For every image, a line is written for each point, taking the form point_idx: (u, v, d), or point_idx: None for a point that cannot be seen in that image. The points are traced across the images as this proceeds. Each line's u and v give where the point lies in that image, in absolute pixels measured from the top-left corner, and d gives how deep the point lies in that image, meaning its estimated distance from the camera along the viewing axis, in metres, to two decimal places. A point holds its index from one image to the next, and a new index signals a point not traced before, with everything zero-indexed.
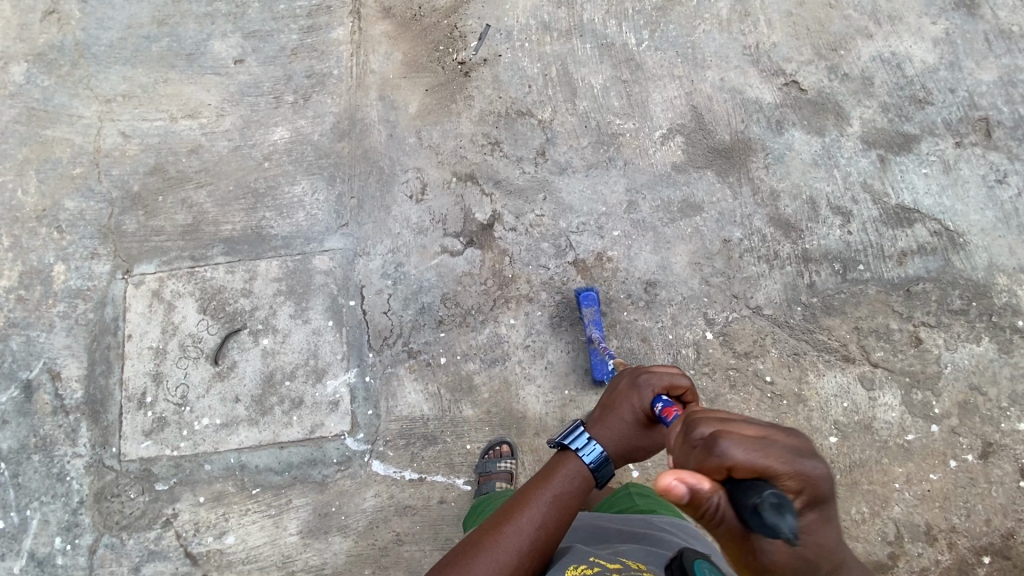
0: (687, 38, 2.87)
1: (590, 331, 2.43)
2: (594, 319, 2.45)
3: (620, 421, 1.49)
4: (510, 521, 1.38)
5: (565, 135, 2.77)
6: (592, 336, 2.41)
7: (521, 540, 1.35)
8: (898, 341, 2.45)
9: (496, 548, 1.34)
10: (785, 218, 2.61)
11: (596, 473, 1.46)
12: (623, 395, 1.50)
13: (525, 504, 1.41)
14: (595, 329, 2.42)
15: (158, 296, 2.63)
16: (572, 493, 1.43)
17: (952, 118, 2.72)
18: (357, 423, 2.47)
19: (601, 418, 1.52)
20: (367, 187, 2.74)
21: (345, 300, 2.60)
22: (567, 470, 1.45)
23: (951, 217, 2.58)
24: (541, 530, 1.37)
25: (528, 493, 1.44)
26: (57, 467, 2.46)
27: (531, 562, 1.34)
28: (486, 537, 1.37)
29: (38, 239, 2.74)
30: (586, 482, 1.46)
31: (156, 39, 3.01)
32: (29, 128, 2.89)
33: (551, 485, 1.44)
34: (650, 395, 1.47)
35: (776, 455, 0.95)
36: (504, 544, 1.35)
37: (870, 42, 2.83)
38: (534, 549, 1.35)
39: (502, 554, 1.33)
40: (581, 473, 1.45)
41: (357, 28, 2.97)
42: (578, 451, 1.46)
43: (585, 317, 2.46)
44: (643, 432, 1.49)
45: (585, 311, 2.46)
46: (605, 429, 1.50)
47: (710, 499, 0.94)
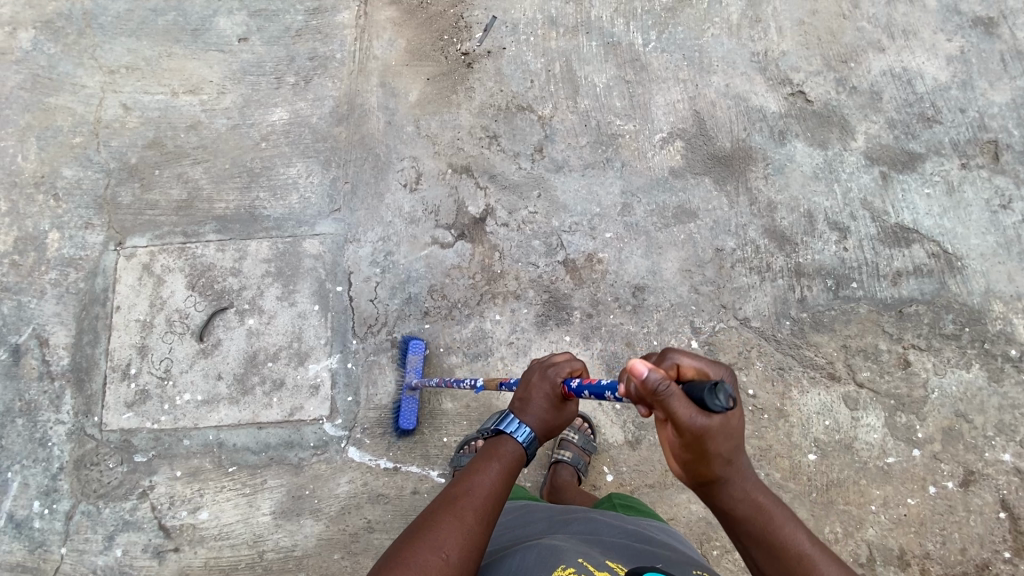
0: (695, 41, 2.83)
1: (410, 378, 2.40)
2: (416, 366, 2.42)
3: (538, 407, 1.54)
4: (462, 490, 1.37)
5: (565, 132, 2.74)
6: (410, 383, 2.39)
7: (476, 503, 1.35)
8: (885, 362, 2.41)
9: (456, 515, 1.31)
10: (781, 230, 2.57)
11: (529, 451, 1.49)
12: (536, 385, 1.56)
13: (475, 474, 1.42)
14: (414, 376, 2.41)
15: (148, 269, 2.65)
16: (515, 463, 1.47)
17: (960, 139, 2.66)
18: (337, 408, 2.47)
19: (522, 405, 1.54)
20: (362, 173, 2.73)
21: (332, 285, 2.61)
22: (506, 446, 1.47)
23: (951, 239, 2.54)
24: (494, 491, 1.39)
25: (476, 465, 1.45)
26: (39, 432, 2.49)
27: (489, 522, 1.34)
28: (444, 508, 1.33)
29: (35, 206, 2.76)
30: (521, 460, 1.49)
31: (163, 13, 3.01)
32: (33, 94, 2.91)
33: (499, 457, 1.46)
34: (560, 379, 1.56)
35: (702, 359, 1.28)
36: (463, 511, 1.32)
37: (881, 56, 2.78)
38: (490, 509, 1.36)
39: (462, 521, 1.31)
40: (516, 450, 1.48)
41: (363, 13, 2.95)
42: (513, 432, 1.49)
43: (407, 364, 2.42)
44: (559, 413, 1.57)
45: (410, 358, 2.43)
46: (529, 416, 1.52)
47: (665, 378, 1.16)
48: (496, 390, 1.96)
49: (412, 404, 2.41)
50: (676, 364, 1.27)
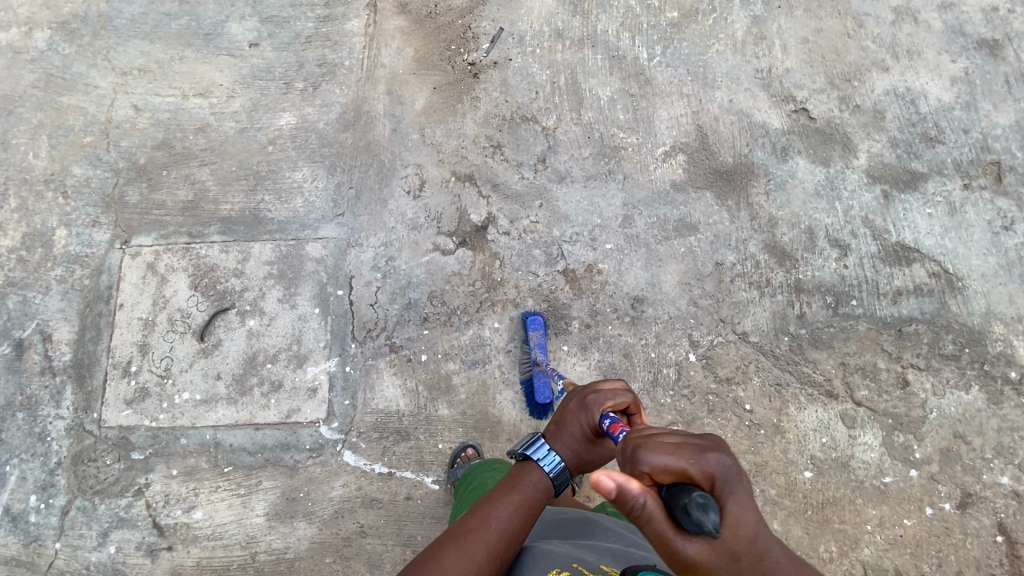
0: (700, 57, 2.85)
1: (535, 354, 2.42)
2: (539, 342, 2.45)
3: (571, 437, 1.52)
4: (478, 522, 1.38)
5: (568, 143, 2.77)
6: (535, 359, 2.41)
7: (491, 537, 1.36)
8: (884, 381, 2.40)
9: (466, 547, 1.33)
10: (781, 246, 2.58)
11: (555, 482, 1.49)
12: (573, 414, 1.52)
13: (493, 506, 1.43)
14: (539, 353, 2.43)
15: (152, 268, 2.68)
16: (537, 495, 1.47)
17: (963, 160, 2.66)
18: (334, 412, 2.48)
19: (557, 432, 1.54)
20: (366, 179, 2.76)
21: (333, 289, 2.63)
22: (531, 474, 1.49)
23: (952, 259, 2.53)
24: (511, 527, 1.39)
25: (495, 497, 1.46)
26: (39, 427, 2.51)
27: (503, 558, 1.35)
28: (456, 539, 1.35)
29: (44, 203, 2.80)
30: (546, 492, 1.49)
31: (176, 17, 3.07)
32: (46, 93, 2.96)
33: (519, 489, 1.46)
34: (598, 411, 1.49)
35: (687, 457, 1.14)
36: (475, 543, 1.34)
37: (885, 76, 2.79)
38: (506, 546, 1.36)
39: (473, 554, 1.32)
40: (539, 480, 1.48)
41: (372, 21, 3.00)
42: (538, 460, 1.49)
43: (530, 341, 2.45)
44: (595, 446, 1.53)
45: (530, 334, 2.46)
46: (559, 445, 1.52)
47: (635, 495, 1.12)
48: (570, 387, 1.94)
49: (546, 378, 2.40)
50: (652, 468, 1.14)
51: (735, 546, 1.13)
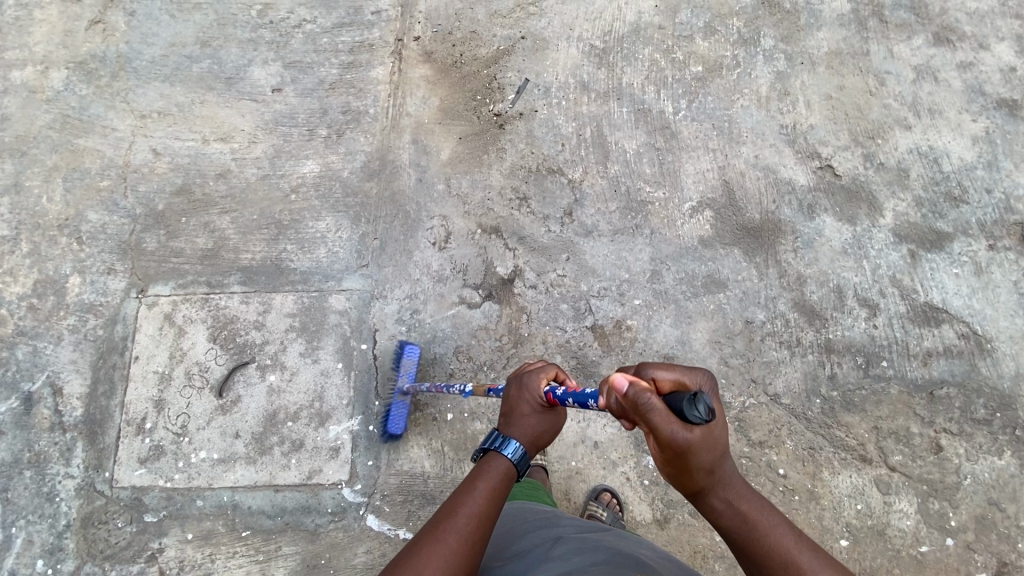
0: (725, 111, 2.87)
1: (403, 382, 2.43)
2: (410, 370, 2.45)
3: (523, 416, 1.56)
4: (445, 513, 1.37)
5: (594, 197, 2.75)
6: (401, 388, 2.41)
7: (460, 524, 1.35)
8: (917, 446, 2.38)
9: (437, 540, 1.31)
10: (811, 305, 2.57)
11: (518, 465, 1.48)
12: (517, 397, 1.59)
13: (460, 495, 1.42)
14: (406, 381, 2.43)
15: (170, 319, 2.60)
16: (503, 478, 1.46)
17: (987, 220, 2.68)
18: (356, 473, 2.41)
19: (509, 421, 1.56)
20: (391, 230, 2.72)
21: (357, 343, 2.57)
22: (494, 462, 1.48)
23: (980, 321, 2.53)
24: (479, 509, 1.39)
25: (460, 487, 1.45)
26: (47, 486, 2.40)
27: (475, 542, 1.34)
28: (427, 534, 1.34)
29: (57, 248, 2.73)
30: (511, 477, 1.48)
31: (198, 60, 3.04)
32: (62, 135, 2.90)
33: (484, 476, 1.46)
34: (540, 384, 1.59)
35: (679, 369, 1.39)
36: (446, 532, 1.33)
37: (908, 134, 2.82)
38: (475, 529, 1.35)
39: (445, 544, 1.31)
40: (503, 464, 1.47)
41: (397, 69, 2.99)
42: (499, 448, 1.49)
43: (400, 368, 2.45)
44: (549, 417, 1.59)
45: (403, 363, 2.46)
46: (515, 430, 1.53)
47: (643, 393, 1.26)
48: (486, 396, 2.08)
49: (403, 408, 2.43)
50: (654, 378, 1.36)
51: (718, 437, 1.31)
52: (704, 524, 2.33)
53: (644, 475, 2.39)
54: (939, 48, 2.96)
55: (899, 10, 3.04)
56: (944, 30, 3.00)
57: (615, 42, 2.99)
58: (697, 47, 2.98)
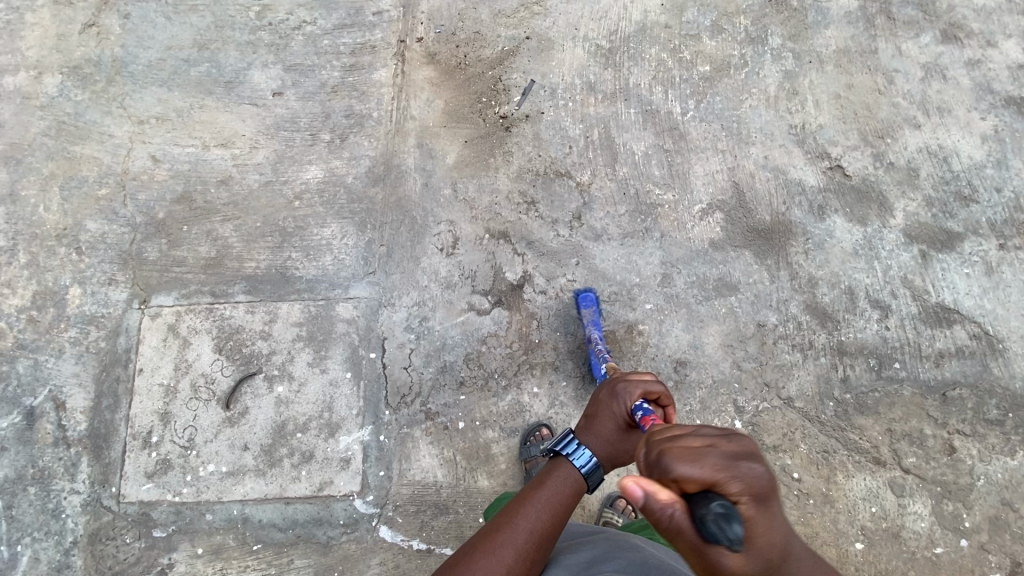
0: (733, 112, 2.84)
1: (589, 330, 2.47)
2: (593, 319, 2.49)
3: (604, 427, 1.57)
4: (506, 523, 1.43)
5: (603, 200, 2.72)
6: (591, 335, 2.43)
7: (519, 537, 1.40)
8: (931, 448, 2.38)
9: (495, 550, 1.38)
10: (822, 307, 2.56)
11: (587, 478, 1.52)
12: (605, 404, 1.58)
13: (521, 505, 1.47)
14: (594, 330, 2.45)
15: (174, 330, 2.56)
16: (564, 493, 1.49)
17: (997, 219, 2.67)
18: (368, 484, 2.38)
19: (588, 426, 1.60)
20: (398, 236, 2.68)
21: (366, 352, 2.53)
22: (558, 472, 1.52)
23: (992, 321, 2.53)
24: (538, 525, 1.42)
25: (523, 496, 1.49)
26: (52, 503, 2.36)
27: (530, 557, 1.39)
28: (486, 540, 1.40)
29: (56, 259, 2.67)
30: (576, 488, 1.51)
31: (195, 64, 2.97)
32: (58, 142, 2.83)
33: (546, 487, 1.49)
34: (631, 401, 1.54)
35: (712, 463, 1.00)
36: (503, 543, 1.39)
37: (918, 133, 2.80)
38: (533, 545, 1.40)
39: (502, 556, 1.37)
40: (569, 475, 1.51)
41: (400, 71, 2.94)
42: (569, 455, 1.53)
43: (584, 318, 2.50)
44: (629, 437, 1.56)
45: (584, 311, 2.51)
46: (591, 436, 1.57)
47: (663, 509, 1.01)
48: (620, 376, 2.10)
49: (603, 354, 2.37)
50: (679, 479, 1.01)
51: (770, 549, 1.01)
52: None
53: None
54: (946, 46, 2.94)
55: (906, 8, 3.02)
56: (951, 28, 2.98)
57: (621, 42, 2.95)
58: (704, 46, 2.95)
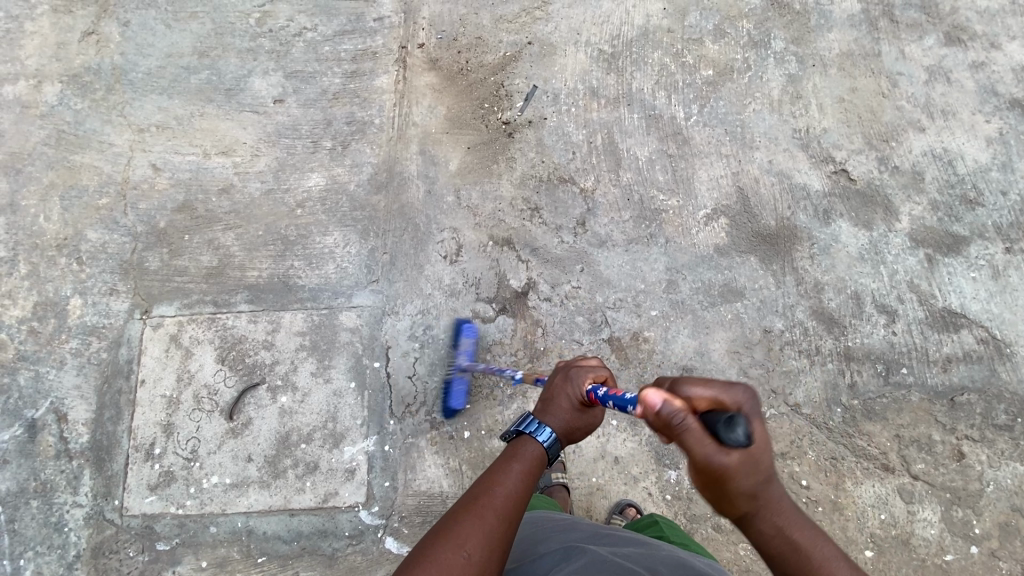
0: (737, 116, 2.83)
1: (461, 360, 2.45)
2: (468, 349, 2.47)
3: (561, 407, 1.56)
4: (483, 491, 1.36)
5: (607, 206, 2.71)
6: (461, 364, 2.43)
7: (497, 502, 1.34)
8: (940, 454, 2.36)
9: (474, 516, 1.30)
10: (829, 312, 2.54)
11: (550, 452, 1.49)
12: (560, 387, 1.60)
13: (494, 475, 1.41)
14: (466, 358, 2.46)
15: (176, 341, 2.54)
16: (537, 463, 1.46)
17: (1003, 222, 2.66)
18: (373, 495, 2.36)
19: (546, 408, 1.57)
20: (401, 244, 2.67)
21: (369, 361, 2.51)
22: (526, 445, 1.48)
23: (999, 325, 2.52)
24: (516, 488, 1.38)
25: (494, 468, 1.44)
26: (54, 516, 2.34)
27: (513, 519, 1.33)
28: (464, 511, 1.31)
29: (56, 269, 2.65)
30: (544, 461, 1.49)
31: (195, 71, 2.95)
32: (58, 151, 2.81)
33: (519, 458, 1.45)
34: (584, 383, 1.59)
35: (717, 387, 1.28)
36: (484, 509, 1.32)
37: (922, 136, 2.79)
38: (512, 508, 1.34)
39: (483, 521, 1.29)
40: (537, 449, 1.47)
41: (402, 77, 2.92)
42: (534, 432, 1.49)
43: (459, 346, 2.47)
44: (584, 415, 1.58)
45: (461, 341, 2.48)
46: (550, 416, 1.55)
47: (678, 412, 1.22)
48: (532, 383, 2.13)
49: (463, 383, 2.44)
50: (689, 397, 1.28)
51: (760, 462, 1.22)
52: (728, 538, 2.29)
53: (666, 489, 2.36)
54: (950, 48, 2.94)
55: (909, 10, 3.01)
56: (954, 30, 2.98)
57: (623, 47, 2.93)
58: (706, 50, 2.93)
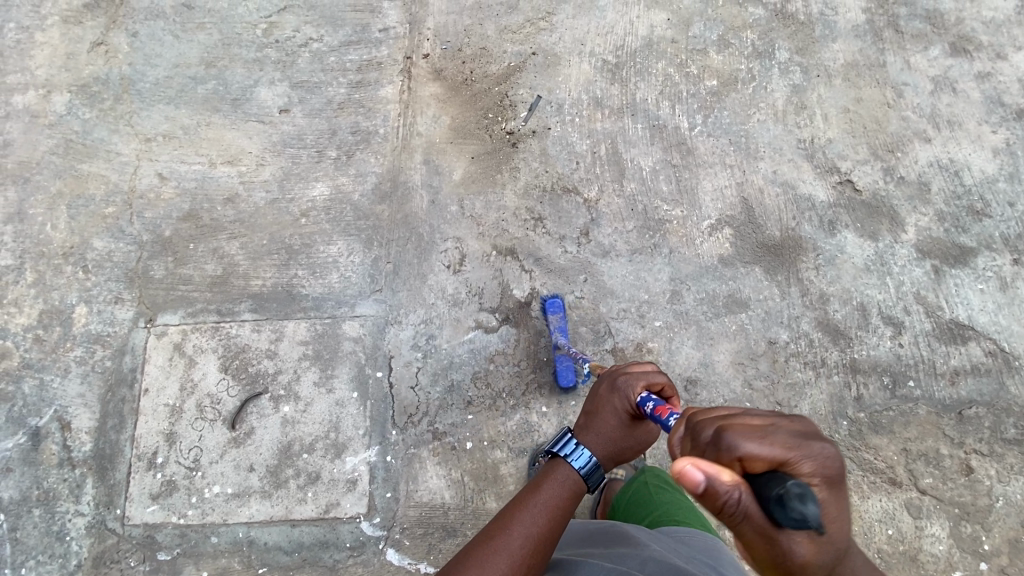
0: (741, 126, 2.82)
1: (557, 338, 2.45)
2: (559, 326, 2.48)
3: (605, 424, 1.53)
4: (501, 529, 1.39)
5: (611, 216, 2.70)
6: (557, 343, 2.43)
7: (514, 542, 1.36)
8: (948, 469, 2.33)
9: (491, 555, 1.34)
10: (835, 323, 2.52)
11: (587, 480, 1.48)
12: (605, 400, 1.55)
13: (515, 511, 1.43)
14: (560, 335, 2.46)
15: (179, 350, 2.54)
16: (563, 497, 1.45)
17: (1011, 233, 2.64)
18: (374, 505, 2.35)
19: (588, 424, 1.55)
20: (404, 254, 2.67)
21: (372, 371, 2.51)
22: (558, 472, 1.48)
23: (1007, 338, 2.49)
24: (534, 530, 1.38)
25: (516, 504, 1.45)
26: (57, 525, 2.34)
27: (527, 562, 1.35)
28: (478, 550, 1.36)
29: (62, 277, 2.66)
30: (578, 487, 1.48)
31: (203, 81, 2.98)
32: (66, 160, 2.83)
33: (543, 491, 1.46)
34: (634, 393, 1.51)
35: (779, 442, 1.01)
36: (499, 550, 1.36)
37: (928, 146, 2.78)
38: (530, 550, 1.36)
39: (497, 561, 1.34)
40: (569, 478, 1.47)
41: (407, 88, 2.93)
42: (569, 456, 1.48)
43: (551, 324, 2.48)
44: (631, 432, 1.53)
45: (550, 317, 2.49)
46: (591, 434, 1.53)
47: (726, 490, 0.98)
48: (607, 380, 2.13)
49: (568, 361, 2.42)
50: (743, 458, 1.01)
51: (832, 533, 1.01)
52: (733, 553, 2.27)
53: None
54: (955, 59, 2.93)
55: (914, 20, 3.01)
56: (960, 41, 2.97)
57: (627, 57, 2.94)
58: (710, 61, 2.93)
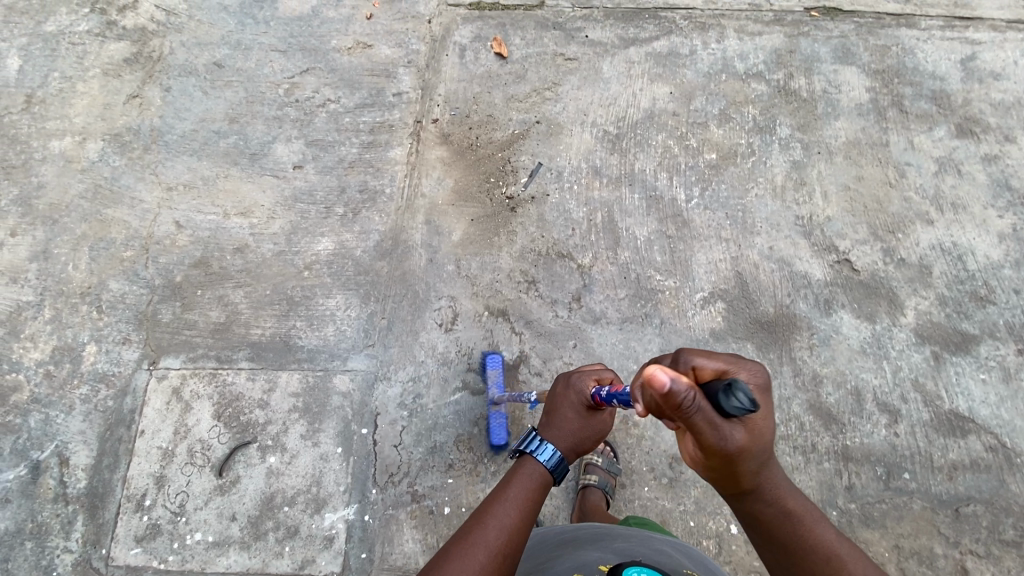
0: (739, 201, 2.84)
1: (493, 393, 2.51)
2: (496, 381, 2.53)
3: (564, 420, 1.59)
4: (477, 522, 1.43)
5: (603, 283, 2.73)
6: (492, 398, 2.49)
7: (489, 535, 1.40)
8: (941, 570, 2.23)
9: (467, 550, 1.37)
10: (827, 407, 2.47)
11: (552, 471, 1.53)
12: (563, 396, 1.61)
13: (490, 505, 1.47)
14: (495, 391, 2.51)
15: (177, 394, 2.64)
16: (535, 488, 1.51)
17: (1015, 322, 2.57)
18: (349, 565, 2.35)
19: (550, 422, 1.60)
20: (399, 310, 2.73)
21: (358, 427, 2.55)
22: (527, 467, 1.53)
23: (1009, 433, 2.40)
24: (507, 521, 1.43)
25: (491, 498, 1.49)
26: (45, 560, 2.41)
27: (504, 552, 1.39)
28: (458, 544, 1.39)
29: (77, 316, 2.81)
30: (546, 481, 1.54)
31: (225, 135, 3.17)
32: (93, 204, 3.02)
33: (516, 482, 1.50)
34: (587, 385, 1.59)
35: (723, 358, 1.27)
36: (476, 544, 1.39)
37: (930, 229, 2.75)
38: (505, 541, 1.40)
39: (475, 555, 1.37)
40: (537, 472, 1.52)
41: (414, 149, 3.06)
42: (534, 452, 1.54)
43: (487, 378, 2.54)
44: (590, 422, 1.60)
45: (488, 373, 2.54)
46: (554, 430, 1.58)
47: (687, 390, 1.14)
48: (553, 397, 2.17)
49: (501, 418, 2.50)
50: (694, 366, 1.26)
51: (764, 437, 1.26)
52: None
53: None
54: (961, 140, 2.92)
55: (919, 101, 3.02)
56: (966, 122, 2.96)
57: (628, 128, 3.02)
58: (711, 134, 2.99)
